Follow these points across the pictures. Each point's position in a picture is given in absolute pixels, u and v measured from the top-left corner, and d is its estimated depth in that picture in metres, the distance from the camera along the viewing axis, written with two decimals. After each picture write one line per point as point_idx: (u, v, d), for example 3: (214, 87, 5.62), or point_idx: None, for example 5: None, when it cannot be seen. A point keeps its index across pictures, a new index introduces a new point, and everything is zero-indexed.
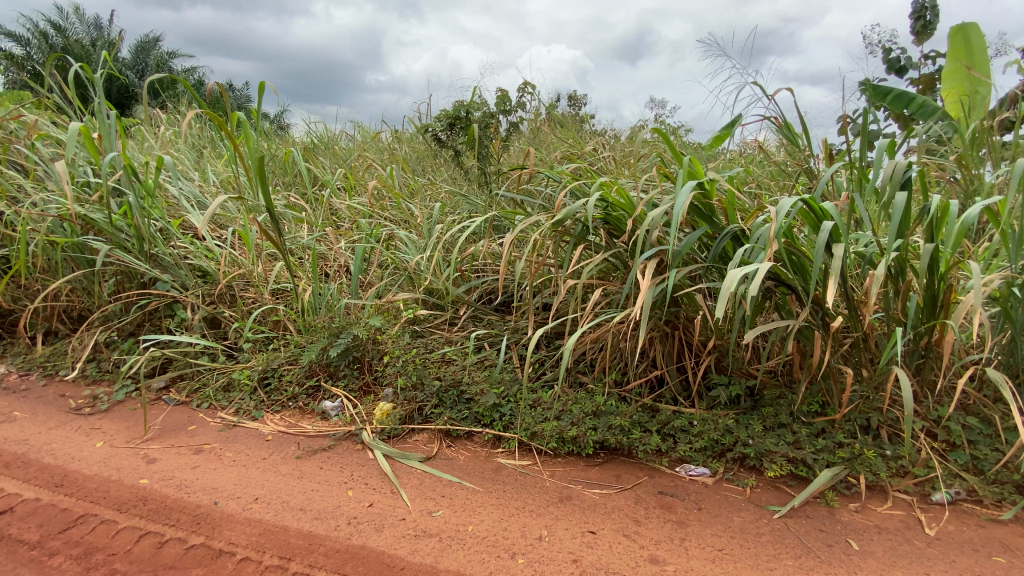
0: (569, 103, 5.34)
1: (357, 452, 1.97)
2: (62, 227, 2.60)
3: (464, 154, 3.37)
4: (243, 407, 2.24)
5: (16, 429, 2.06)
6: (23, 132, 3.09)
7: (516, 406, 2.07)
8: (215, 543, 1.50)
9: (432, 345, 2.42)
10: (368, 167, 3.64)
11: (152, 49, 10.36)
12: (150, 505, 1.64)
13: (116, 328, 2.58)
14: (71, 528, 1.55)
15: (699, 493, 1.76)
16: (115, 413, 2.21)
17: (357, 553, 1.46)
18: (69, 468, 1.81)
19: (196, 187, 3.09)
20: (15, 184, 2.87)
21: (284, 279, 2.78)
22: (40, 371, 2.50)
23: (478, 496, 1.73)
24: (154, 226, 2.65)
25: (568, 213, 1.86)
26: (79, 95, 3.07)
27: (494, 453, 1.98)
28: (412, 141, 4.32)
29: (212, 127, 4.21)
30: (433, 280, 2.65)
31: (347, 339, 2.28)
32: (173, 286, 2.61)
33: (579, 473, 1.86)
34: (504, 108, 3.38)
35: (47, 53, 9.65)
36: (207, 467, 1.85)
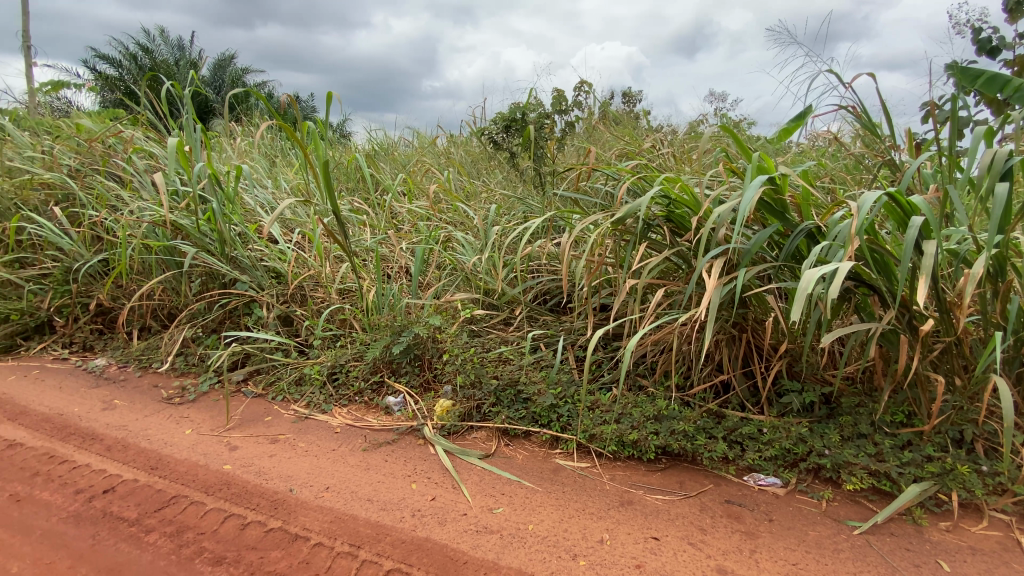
0: (623, 101, 5.27)
1: (419, 447, 2.03)
2: (154, 233, 2.84)
3: (519, 156, 3.42)
4: (314, 401, 2.36)
5: (117, 416, 2.27)
6: (120, 147, 3.40)
7: (573, 407, 2.06)
8: (291, 528, 1.59)
9: (489, 345, 2.45)
10: (426, 171, 3.75)
11: (228, 66, 11.15)
12: (233, 489, 1.76)
13: (202, 325, 2.80)
14: (165, 507, 1.69)
15: (769, 504, 1.68)
16: (201, 404, 2.40)
17: (422, 545, 1.50)
18: (162, 453, 1.98)
19: (270, 194, 3.30)
20: (115, 194, 3.18)
21: (349, 280, 2.90)
22: (136, 363, 2.74)
23: (538, 496, 1.73)
24: (235, 231, 2.85)
25: (628, 211, 1.83)
26: (170, 112, 3.36)
27: (552, 453, 1.98)
28: (467, 145, 4.40)
29: (283, 138, 4.47)
30: (488, 279, 2.69)
31: (409, 337, 2.35)
32: (251, 287, 2.80)
33: (639, 478, 1.82)
34: (560, 108, 3.38)
35: (138, 75, 10.62)
36: (282, 456, 1.97)
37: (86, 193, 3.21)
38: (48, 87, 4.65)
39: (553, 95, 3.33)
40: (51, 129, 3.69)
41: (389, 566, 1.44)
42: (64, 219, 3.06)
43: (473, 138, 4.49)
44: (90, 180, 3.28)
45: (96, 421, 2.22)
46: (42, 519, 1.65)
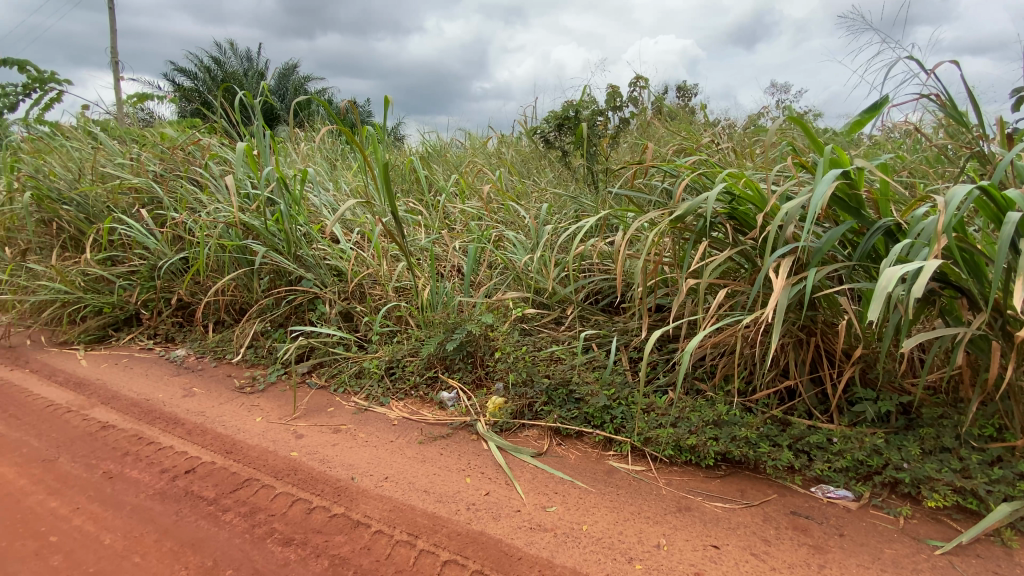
0: (678, 95, 5.13)
1: (473, 442, 2.07)
2: (228, 233, 3.05)
3: (571, 154, 3.47)
4: (372, 393, 2.45)
5: (196, 402, 2.46)
6: (198, 154, 3.66)
7: (627, 408, 2.02)
8: (353, 514, 1.66)
9: (540, 343, 2.45)
10: (478, 171, 3.81)
11: (292, 75, 11.75)
12: (299, 475, 1.86)
13: (270, 319, 2.97)
14: (239, 489, 1.81)
15: (840, 518, 1.59)
16: (270, 393, 2.55)
17: (477, 539, 1.53)
18: (236, 438, 2.12)
19: (331, 196, 3.45)
20: (194, 198, 3.43)
21: (405, 278, 2.99)
22: (212, 355, 2.95)
23: (592, 497, 1.72)
24: (300, 231, 3.01)
25: (688, 208, 1.79)
26: (242, 120, 3.58)
27: (605, 455, 1.96)
28: (518, 145, 4.43)
29: (343, 142, 4.67)
30: (539, 278, 2.69)
31: (461, 334, 2.39)
32: (315, 284, 2.94)
33: (697, 484, 1.77)
34: (614, 105, 3.33)
35: (211, 86, 11.39)
36: (344, 445, 2.06)
37: (168, 197, 3.49)
38: (135, 100, 5.07)
39: (607, 92, 3.29)
40: (138, 138, 4.03)
41: (446, 557, 1.48)
42: (149, 221, 3.33)
43: (524, 137, 4.51)
44: (172, 184, 3.55)
45: (178, 407, 2.41)
46: (133, 495, 1.81)
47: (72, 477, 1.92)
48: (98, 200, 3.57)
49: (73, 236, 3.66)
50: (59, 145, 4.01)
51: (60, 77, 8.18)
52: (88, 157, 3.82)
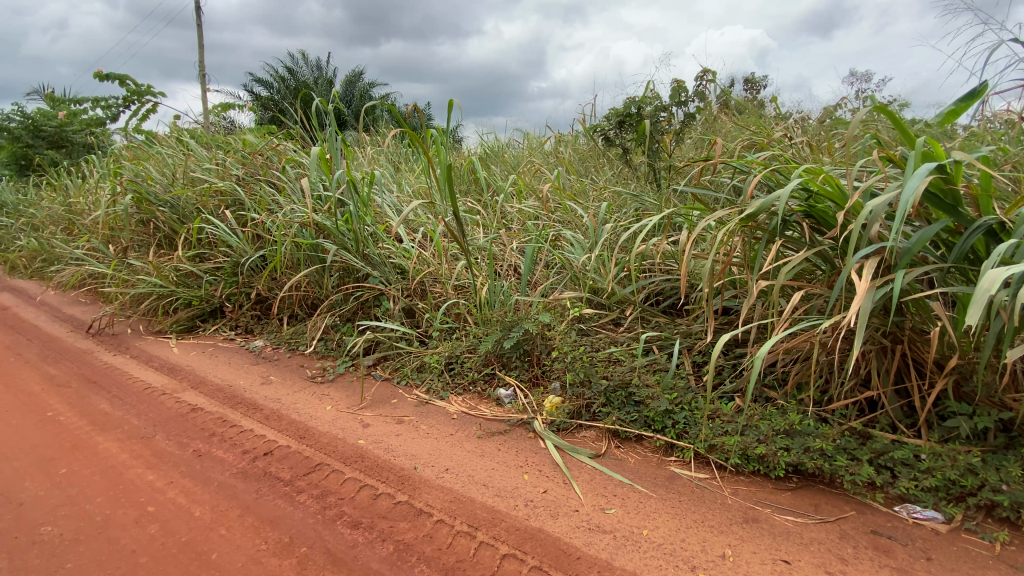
0: (744, 88, 4.91)
1: (530, 440, 2.08)
2: (303, 233, 3.25)
3: (632, 151, 3.45)
4: (433, 387, 2.53)
5: (272, 390, 2.64)
6: (276, 159, 3.92)
7: (691, 414, 1.96)
8: (416, 503, 1.73)
9: (599, 343, 2.42)
10: (537, 171, 3.83)
11: (358, 81, 12.29)
12: (366, 462, 1.96)
13: (339, 314, 3.14)
14: (312, 473, 1.93)
15: (926, 541, 1.47)
16: (338, 384, 2.70)
17: (536, 535, 1.55)
18: (309, 424, 2.26)
19: (396, 197, 3.59)
20: (272, 199, 3.68)
21: (464, 277, 3.05)
22: (286, 346, 3.17)
23: (652, 502, 1.69)
24: (367, 230, 3.16)
25: (762, 205, 1.72)
26: (316, 125, 3.80)
27: (666, 460, 1.92)
28: (576, 144, 4.40)
29: (406, 144, 4.84)
30: (597, 278, 2.65)
31: (519, 332, 2.41)
32: (380, 281, 3.07)
33: (764, 495, 1.70)
34: (679, 100, 3.25)
35: (285, 95, 12.14)
36: (407, 436, 2.15)
37: (250, 199, 3.76)
38: (220, 109, 5.49)
39: (672, 87, 3.21)
40: (223, 144, 4.35)
41: (505, 550, 1.51)
42: (233, 221, 3.60)
43: (583, 136, 4.47)
44: (253, 187, 3.82)
45: (257, 393, 2.60)
46: (219, 472, 1.98)
47: (167, 454, 2.12)
48: (189, 202, 3.91)
49: (167, 235, 4.03)
50: (156, 152, 4.42)
51: (155, 90, 9.01)
52: (180, 163, 4.19)
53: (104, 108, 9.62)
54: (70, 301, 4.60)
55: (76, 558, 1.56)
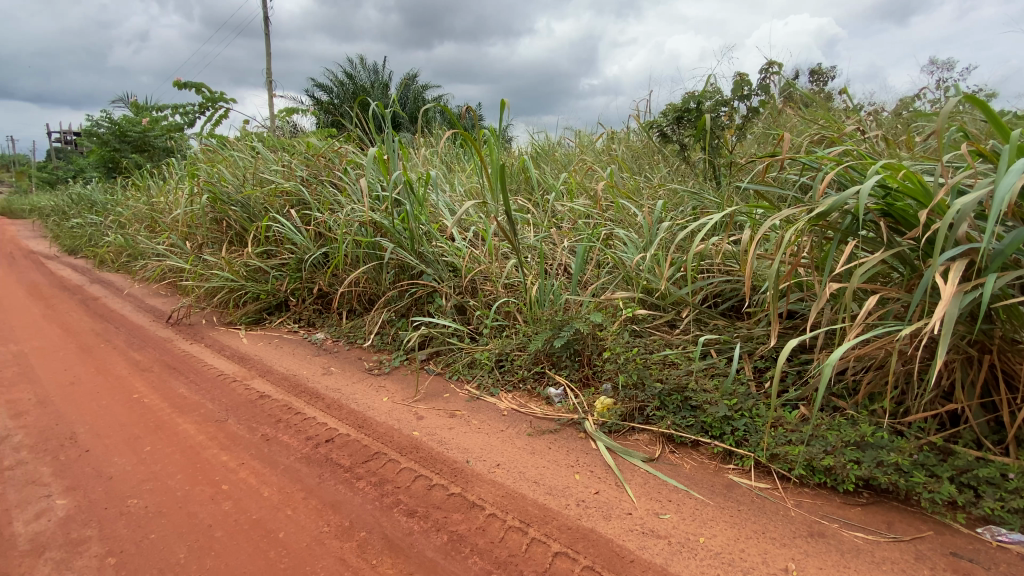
0: (811, 79, 4.66)
1: (581, 440, 2.07)
2: (362, 231, 3.39)
3: (690, 148, 3.36)
4: (484, 383, 2.58)
5: (332, 380, 2.77)
6: (337, 160, 4.09)
7: (751, 421, 1.89)
8: (469, 495, 1.77)
9: (652, 346, 2.36)
10: (588, 170, 3.80)
11: (412, 83, 12.61)
12: (420, 453, 2.02)
13: (395, 309, 3.25)
14: (370, 461, 2.01)
15: (1016, 567, 1.35)
16: (394, 376, 2.80)
17: (588, 535, 1.55)
18: (366, 414, 2.35)
19: (449, 197, 3.66)
20: (333, 199, 3.85)
21: (514, 275, 3.07)
22: (345, 339, 3.32)
23: (708, 509, 1.64)
24: (422, 229, 3.25)
25: (834, 204, 1.64)
26: (374, 128, 3.94)
27: (724, 468, 1.86)
28: (629, 141, 4.32)
29: (458, 144, 4.93)
30: (651, 278, 2.59)
31: (570, 332, 2.40)
32: (433, 278, 3.15)
33: (830, 509, 1.61)
34: (740, 94, 3.13)
35: (343, 99, 12.64)
36: (459, 430, 2.20)
37: (313, 199, 3.95)
38: (285, 114, 5.79)
39: (734, 80, 3.10)
40: (287, 147, 4.59)
41: (557, 548, 1.51)
42: (298, 220, 3.80)
43: (637, 132, 4.38)
44: (315, 188, 4.02)
45: (319, 383, 2.74)
46: (285, 456, 2.10)
47: (239, 437, 2.27)
48: (258, 202, 4.16)
49: (238, 233, 4.31)
50: (228, 155, 4.73)
51: (227, 97, 9.64)
52: (250, 165, 4.46)
53: (182, 114, 10.39)
54: (153, 294, 5.01)
55: (160, 529, 1.70)
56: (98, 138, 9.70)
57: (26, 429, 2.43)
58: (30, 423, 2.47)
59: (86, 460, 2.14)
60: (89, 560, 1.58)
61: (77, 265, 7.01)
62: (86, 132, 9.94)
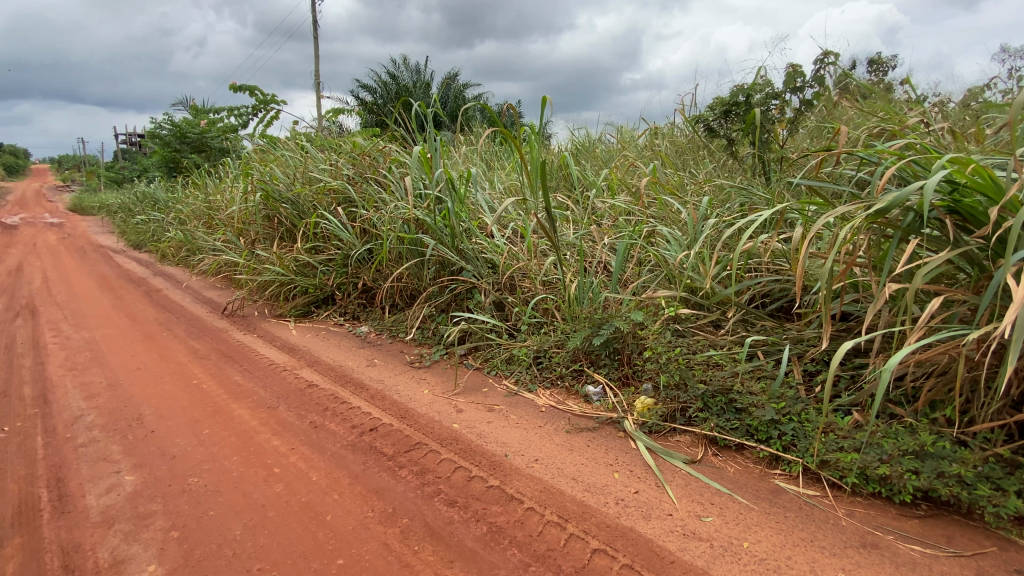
0: (869, 69, 4.42)
1: (620, 440, 2.06)
2: (404, 228, 3.47)
3: (738, 143, 3.25)
4: (522, 379, 2.60)
5: (375, 372, 2.85)
6: (381, 158, 4.20)
7: (800, 426, 1.84)
8: (508, 488, 1.79)
9: (695, 346, 2.31)
10: (630, 166, 3.74)
11: (453, 83, 12.74)
12: (460, 445, 2.06)
13: (435, 305, 3.32)
14: (412, 450, 2.07)
15: None
16: (434, 370, 2.86)
17: (627, 534, 1.54)
18: (408, 405, 2.42)
19: (489, 194, 3.70)
20: (378, 196, 3.95)
21: (553, 272, 3.07)
22: (388, 332, 3.42)
23: (753, 514, 1.60)
24: (462, 226, 3.29)
25: (895, 200, 1.56)
26: (418, 127, 4.01)
27: (770, 473, 1.81)
28: (673, 136, 4.22)
29: (498, 141, 4.96)
30: (695, 277, 2.52)
31: (609, 331, 2.38)
32: (473, 275, 3.19)
33: (885, 521, 1.54)
34: (793, 86, 3.01)
35: (386, 99, 12.93)
36: (498, 424, 2.22)
37: (359, 196, 4.07)
38: (332, 114, 5.98)
39: (786, 72, 2.98)
40: (334, 146, 4.74)
41: (595, 545, 1.52)
42: (344, 216, 3.93)
43: (681, 127, 4.28)
44: (360, 186, 4.14)
45: (364, 374, 2.83)
46: (331, 443, 2.18)
47: (289, 423, 2.38)
48: (306, 200, 4.32)
49: (288, 230, 4.49)
50: (279, 155, 4.93)
51: (278, 99, 10.04)
52: (299, 164, 4.64)
53: (236, 116, 10.89)
54: (209, 287, 5.30)
55: (218, 507, 1.81)
56: (160, 140, 10.30)
57: (98, 409, 2.63)
58: (102, 404, 2.68)
59: (151, 440, 2.29)
60: (155, 532, 1.70)
61: (141, 259, 7.49)
62: (150, 134, 10.59)
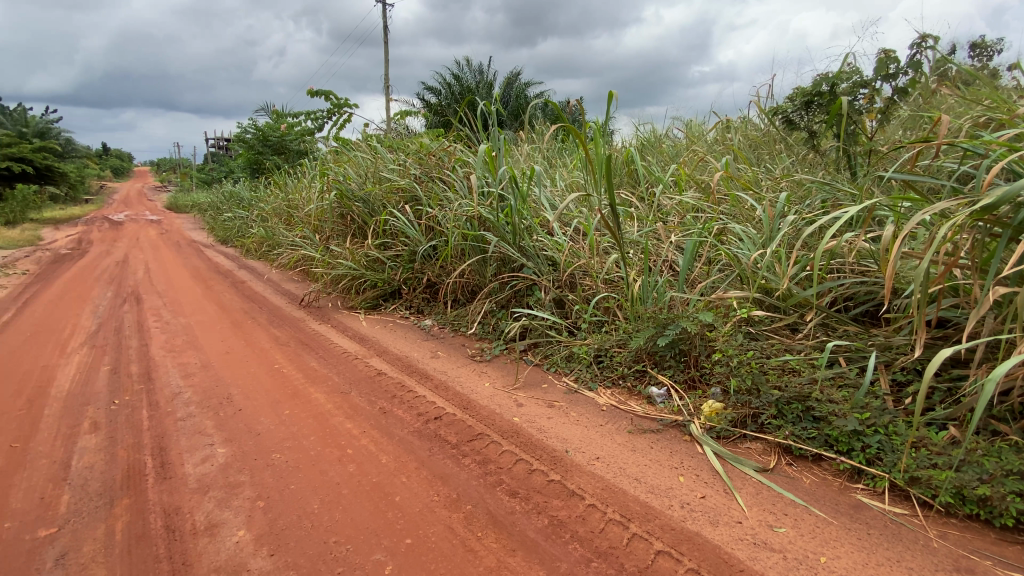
0: (974, 53, 3.99)
1: (685, 443, 2.00)
2: (468, 225, 3.55)
3: (820, 136, 3.06)
4: (582, 377, 2.59)
5: (438, 364, 2.95)
6: (446, 156, 4.30)
7: (887, 438, 1.71)
8: (569, 484, 1.80)
9: (769, 350, 2.19)
10: (699, 161, 3.61)
11: (515, 81, 12.82)
12: (521, 439, 2.09)
13: (496, 300, 3.38)
14: (475, 440, 2.12)
15: None
16: (495, 364, 2.92)
17: (693, 539, 1.50)
18: (470, 397, 2.48)
19: (551, 192, 3.70)
20: (442, 193, 4.06)
21: (616, 271, 3.03)
22: (450, 326, 3.53)
23: (831, 528, 1.51)
24: (524, 223, 3.32)
25: (1005, 196, 1.41)
26: (482, 126, 4.08)
27: (851, 487, 1.69)
28: (746, 129, 4.02)
29: (561, 138, 4.94)
30: (770, 277, 2.40)
31: (675, 331, 2.31)
32: (533, 271, 3.21)
33: (982, 545, 1.41)
34: (885, 73, 2.78)
35: (450, 100, 13.25)
36: (558, 420, 2.23)
37: (425, 194, 4.21)
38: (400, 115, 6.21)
39: (878, 58, 2.76)
40: (401, 145, 4.91)
41: (659, 547, 1.49)
42: (411, 214, 4.08)
43: (755, 121, 4.07)
44: (426, 184, 4.28)
45: (428, 365, 2.94)
46: (399, 428, 2.29)
47: (360, 408, 2.52)
48: (377, 199, 4.53)
49: (359, 226, 4.73)
50: (352, 156, 5.19)
51: (350, 102, 10.56)
52: (370, 164, 4.86)
53: (313, 119, 11.57)
54: (287, 279, 5.69)
55: (298, 482, 1.95)
56: (246, 143, 11.15)
57: (193, 387, 2.91)
58: (196, 383, 2.95)
59: (238, 418, 2.51)
60: (243, 501, 1.86)
61: (228, 253, 8.16)
62: (237, 138, 11.47)
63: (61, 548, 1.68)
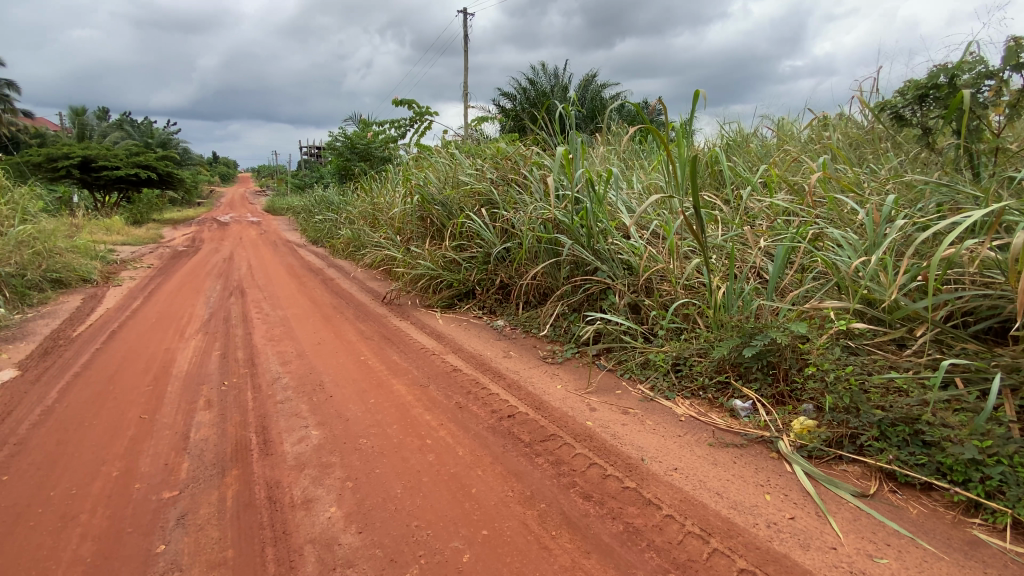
0: None
1: (772, 461, 1.90)
2: (543, 227, 3.58)
3: (936, 133, 2.79)
4: (658, 385, 2.53)
5: (512, 363, 3.01)
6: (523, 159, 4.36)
7: (1013, 470, 1.51)
8: (644, 492, 1.77)
9: (872, 367, 2.03)
10: (791, 161, 3.39)
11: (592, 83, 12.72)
12: (595, 443, 2.08)
13: (569, 303, 3.40)
14: (547, 441, 2.14)
15: None
16: (567, 366, 2.93)
17: (781, 560, 1.43)
18: (543, 398, 2.51)
19: (628, 195, 3.62)
20: (518, 195, 4.12)
21: (697, 276, 2.92)
22: (522, 327, 3.60)
23: (943, 565, 1.37)
24: (601, 225, 3.29)
25: None
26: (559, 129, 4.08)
27: (967, 521, 1.52)
28: (847, 126, 3.72)
29: (641, 140, 4.85)
30: (875, 288, 2.17)
31: (762, 342, 2.20)
32: (608, 275, 3.17)
33: None
34: (1017, 62, 2.45)
35: (525, 104, 13.41)
36: (633, 427, 2.20)
37: (501, 197, 4.30)
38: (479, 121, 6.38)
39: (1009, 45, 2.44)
40: (479, 150, 5.04)
41: (742, 565, 1.43)
42: (486, 216, 4.16)
43: (857, 117, 3.76)
44: (502, 187, 4.36)
45: (501, 364, 3.01)
46: (474, 423, 2.36)
47: (438, 402, 2.63)
48: (455, 202, 4.69)
49: (438, 228, 4.92)
50: (432, 161, 5.41)
51: (431, 110, 11.01)
52: (449, 169, 5.04)
53: (396, 127, 12.19)
54: (371, 278, 6.05)
55: (382, 467, 2.08)
56: (336, 150, 11.99)
57: (290, 374, 3.19)
58: (292, 370, 3.23)
59: (329, 404, 2.71)
60: (334, 480, 2.02)
61: (318, 252, 8.81)
62: (328, 146, 12.35)
63: (182, 509, 1.91)
